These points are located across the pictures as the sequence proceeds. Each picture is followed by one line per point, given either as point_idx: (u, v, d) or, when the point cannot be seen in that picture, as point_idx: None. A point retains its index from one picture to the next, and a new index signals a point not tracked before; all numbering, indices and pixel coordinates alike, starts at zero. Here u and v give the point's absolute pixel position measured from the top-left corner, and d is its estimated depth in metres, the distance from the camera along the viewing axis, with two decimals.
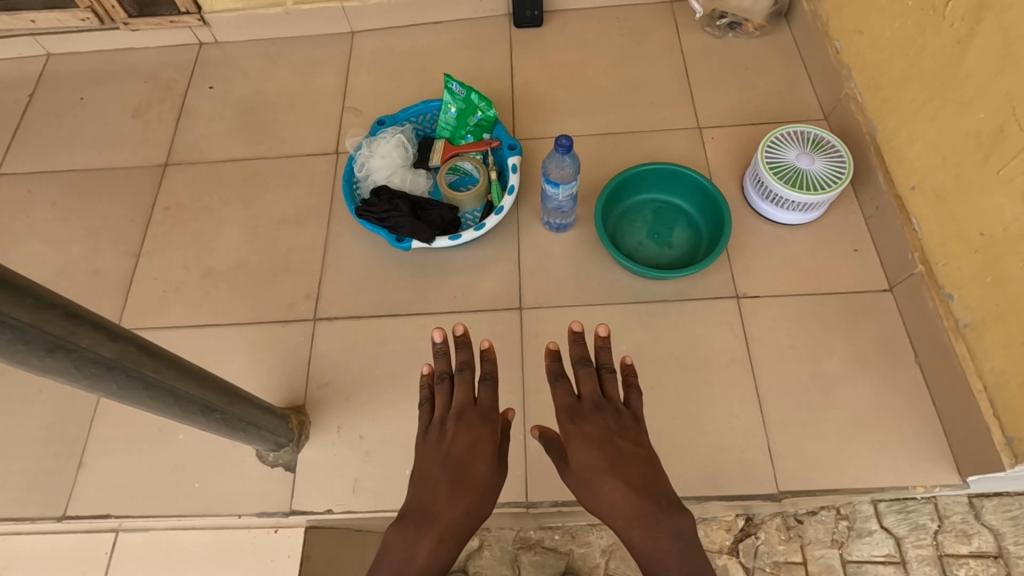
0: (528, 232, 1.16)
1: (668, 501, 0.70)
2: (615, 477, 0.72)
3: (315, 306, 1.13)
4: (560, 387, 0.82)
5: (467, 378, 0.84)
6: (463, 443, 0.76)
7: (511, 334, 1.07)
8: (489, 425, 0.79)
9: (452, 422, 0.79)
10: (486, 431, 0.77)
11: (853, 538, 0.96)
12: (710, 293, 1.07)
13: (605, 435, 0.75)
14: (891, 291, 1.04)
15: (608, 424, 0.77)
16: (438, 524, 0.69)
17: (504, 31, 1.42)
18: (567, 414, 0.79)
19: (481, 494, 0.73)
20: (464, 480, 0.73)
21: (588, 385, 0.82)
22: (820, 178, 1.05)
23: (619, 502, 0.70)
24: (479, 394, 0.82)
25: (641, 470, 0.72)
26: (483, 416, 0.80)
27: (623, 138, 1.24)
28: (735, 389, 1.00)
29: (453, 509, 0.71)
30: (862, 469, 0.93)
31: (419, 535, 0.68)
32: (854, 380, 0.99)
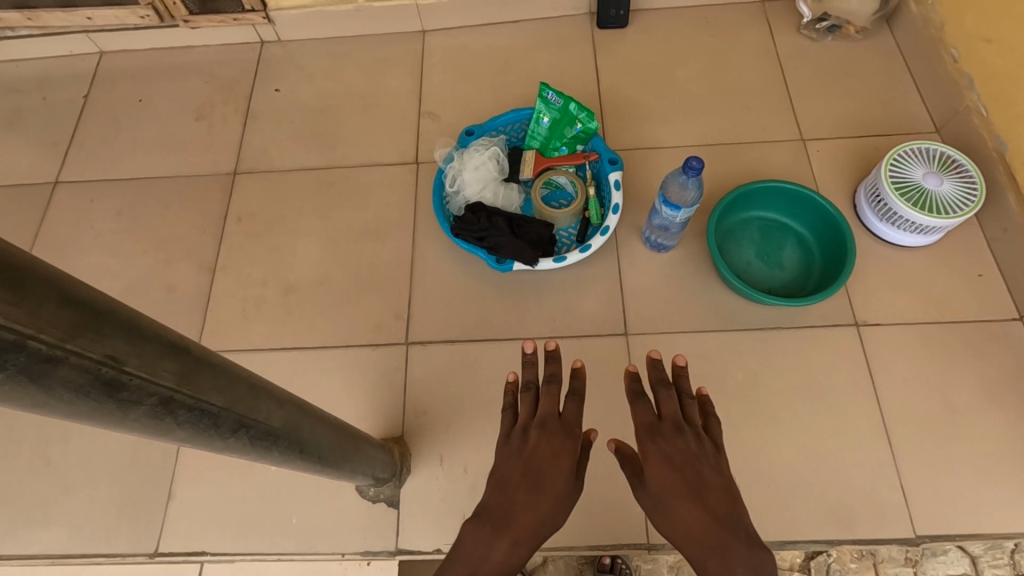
0: (628, 251, 1.09)
1: (748, 537, 0.59)
2: (696, 506, 0.61)
3: (405, 328, 1.07)
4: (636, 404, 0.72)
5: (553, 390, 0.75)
6: (544, 449, 0.67)
7: (617, 360, 1.02)
8: (570, 439, 0.69)
9: (536, 428, 0.69)
10: (570, 444, 0.68)
11: (927, 557, 0.91)
12: (828, 320, 1.01)
13: (685, 457, 0.64)
14: (1022, 318, 0.98)
15: (688, 446, 0.65)
16: (513, 527, 0.61)
17: (585, 31, 1.34)
18: (643, 431, 0.68)
19: (557, 508, 0.64)
20: (542, 489, 0.64)
21: (668, 403, 0.70)
22: (949, 200, 0.98)
23: (695, 535, 0.59)
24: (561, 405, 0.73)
25: (727, 505, 0.61)
26: (567, 429, 0.70)
27: (722, 150, 1.17)
28: (860, 423, 0.95)
29: (529, 514, 0.62)
30: (1002, 510, 0.88)
31: (494, 534, 0.61)
32: (988, 415, 0.94)
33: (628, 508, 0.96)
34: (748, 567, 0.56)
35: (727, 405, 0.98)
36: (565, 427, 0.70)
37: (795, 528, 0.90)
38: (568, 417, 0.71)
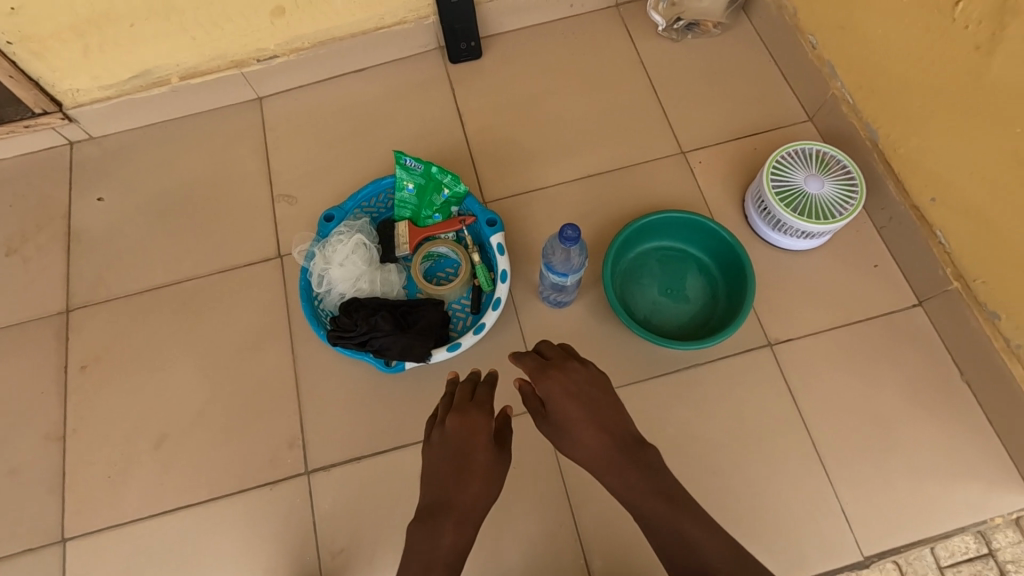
0: (528, 313, 1.01)
1: (637, 440, 0.67)
2: (595, 428, 0.66)
3: (302, 456, 0.95)
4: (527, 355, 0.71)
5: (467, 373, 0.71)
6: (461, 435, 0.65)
7: (540, 440, 0.94)
8: (486, 415, 0.67)
9: (449, 414, 0.67)
10: (488, 420, 0.66)
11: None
12: (742, 346, 0.97)
13: (582, 391, 0.68)
14: (922, 304, 0.98)
15: (582, 379, 0.68)
16: (454, 510, 0.62)
17: (438, 71, 1.22)
18: (534, 376, 0.69)
19: (490, 482, 0.65)
20: (471, 468, 0.64)
21: (551, 349, 0.72)
22: (832, 203, 0.96)
23: (603, 457, 0.65)
24: (466, 385, 0.71)
25: (618, 419, 0.67)
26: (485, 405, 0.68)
27: (604, 179, 1.10)
28: (792, 451, 0.92)
29: (465, 495, 0.63)
30: (938, 511, 0.88)
31: (437, 525, 0.62)
32: (908, 413, 0.93)
33: None
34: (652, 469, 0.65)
35: None
36: (477, 409, 0.67)
37: None
38: (477, 397, 0.68)
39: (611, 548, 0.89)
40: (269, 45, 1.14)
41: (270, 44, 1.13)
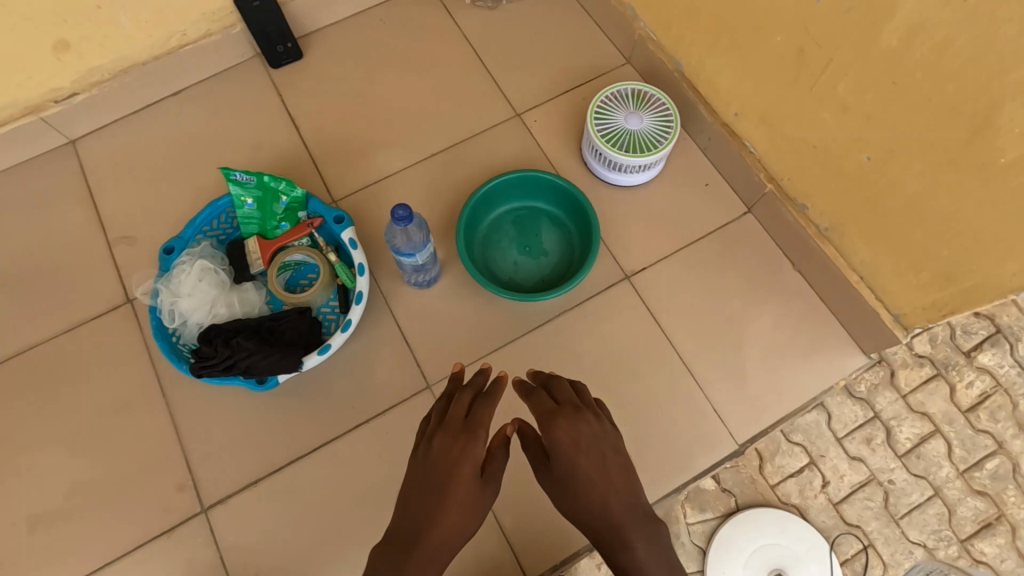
0: (399, 300, 1.02)
1: (645, 510, 0.59)
2: (602, 484, 0.59)
3: (196, 496, 0.92)
4: (538, 395, 0.65)
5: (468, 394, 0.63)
6: (450, 451, 0.57)
7: None
8: (479, 439, 0.58)
9: (439, 432, 0.59)
10: (479, 447, 0.58)
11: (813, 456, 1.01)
12: (603, 285, 1.03)
13: (593, 440, 0.61)
14: (751, 211, 1.07)
15: (593, 430, 0.61)
16: (427, 540, 0.53)
17: (260, 79, 1.19)
18: (542, 420, 0.62)
19: (473, 508, 0.56)
20: (452, 495, 0.55)
21: (563, 391, 0.66)
22: (653, 135, 1.03)
23: (603, 518, 0.58)
24: (466, 397, 0.63)
25: (627, 482, 0.60)
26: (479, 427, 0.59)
27: (448, 155, 1.12)
28: (663, 369, 0.99)
29: (444, 523, 0.54)
30: (792, 388, 0.98)
31: (408, 551, 0.53)
32: (756, 310, 1.02)
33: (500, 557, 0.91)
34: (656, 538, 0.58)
35: None
36: (474, 429, 0.58)
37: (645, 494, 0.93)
38: (476, 416, 0.60)
39: (518, 500, 0.93)
40: (64, 84, 1.05)
41: (65, 82, 1.05)
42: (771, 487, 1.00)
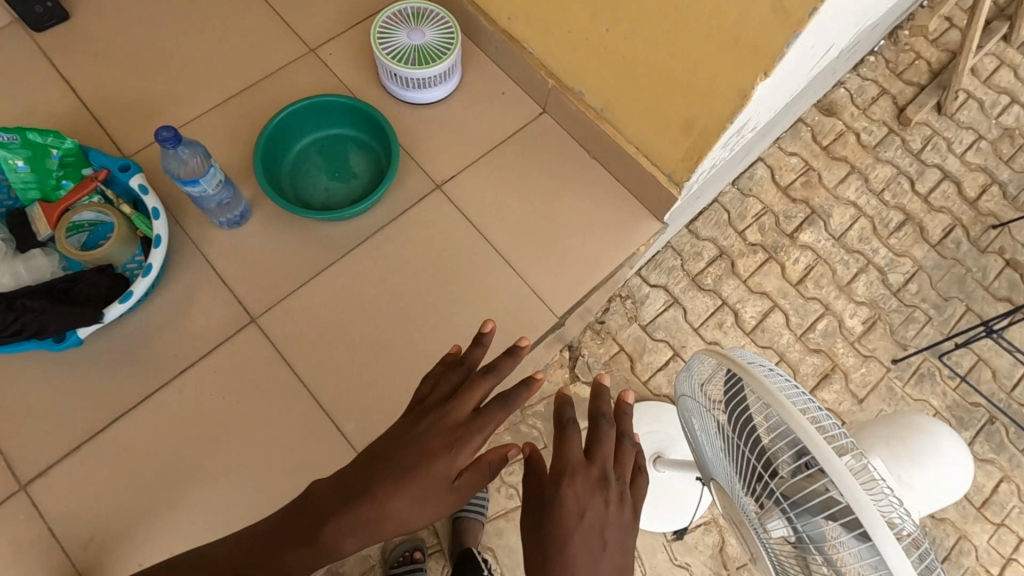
0: (211, 245, 1.01)
1: None
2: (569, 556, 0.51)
3: (13, 474, 0.88)
4: (568, 430, 0.58)
5: (485, 382, 0.61)
6: (434, 434, 0.58)
7: (264, 349, 0.97)
8: (461, 442, 0.57)
9: (434, 411, 0.60)
10: (457, 448, 0.57)
11: (633, 310, 1.65)
12: (416, 197, 1.07)
13: (591, 516, 0.53)
14: (546, 111, 1.15)
15: (595, 506, 0.54)
16: (365, 504, 0.56)
17: (23, 46, 1.11)
18: (558, 467, 0.55)
19: (425, 505, 0.55)
20: (412, 481, 0.56)
21: (601, 449, 0.58)
22: (438, 47, 1.08)
23: None
24: (481, 386, 0.61)
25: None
26: (471, 428, 0.57)
27: (244, 97, 1.11)
28: (482, 264, 1.05)
29: (387, 503, 0.55)
30: (602, 259, 1.07)
31: (348, 506, 0.56)
32: (560, 197, 1.10)
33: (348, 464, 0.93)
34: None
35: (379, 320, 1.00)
36: (468, 431, 0.57)
37: None
38: (479, 413, 0.58)
39: (359, 408, 0.96)
40: None
41: None
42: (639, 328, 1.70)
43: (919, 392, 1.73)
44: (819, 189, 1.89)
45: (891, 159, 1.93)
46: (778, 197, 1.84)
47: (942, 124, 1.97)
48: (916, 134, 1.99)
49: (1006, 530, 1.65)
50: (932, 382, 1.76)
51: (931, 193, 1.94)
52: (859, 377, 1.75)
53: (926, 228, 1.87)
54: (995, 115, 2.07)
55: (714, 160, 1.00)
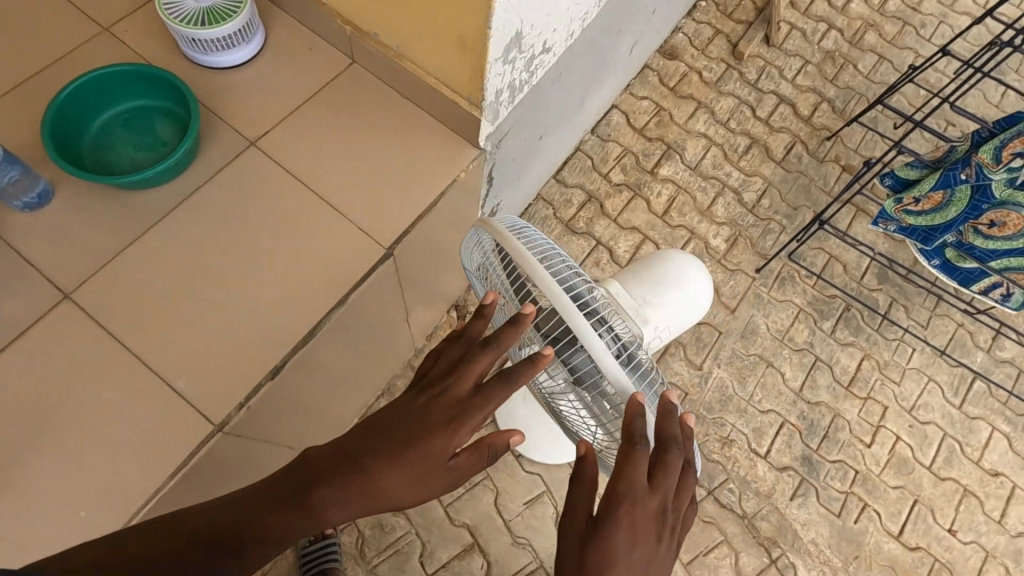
0: (16, 230, 1.01)
1: None
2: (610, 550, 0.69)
3: None
4: (636, 452, 0.73)
5: (484, 359, 0.78)
6: (438, 412, 0.77)
7: (82, 322, 0.96)
8: (462, 426, 0.75)
9: (441, 388, 0.78)
10: (456, 430, 0.75)
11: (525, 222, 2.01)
12: (229, 156, 1.09)
13: (641, 531, 0.70)
14: (355, 61, 1.19)
15: (642, 520, 0.70)
16: (369, 474, 0.75)
17: None
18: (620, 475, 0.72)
19: (419, 481, 0.75)
20: (414, 454, 0.75)
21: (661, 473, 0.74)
22: (228, 6, 1.12)
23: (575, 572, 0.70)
24: (484, 359, 0.78)
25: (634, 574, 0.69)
26: (468, 411, 0.76)
27: (38, 84, 1.10)
28: (303, 209, 1.07)
29: (389, 472, 0.75)
30: (424, 188, 1.11)
31: (352, 468, 0.76)
32: (378, 137, 1.13)
33: (182, 417, 0.92)
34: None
35: (201, 276, 1.01)
36: (468, 415, 0.76)
37: (312, 314, 1.00)
38: (477, 396, 0.76)
39: (188, 362, 0.95)
40: None
41: None
42: None
43: (783, 293, 2.01)
44: (671, 127, 2.23)
45: (732, 92, 2.32)
46: (635, 139, 2.19)
47: (771, 55, 2.41)
48: (752, 67, 2.38)
49: (869, 401, 1.90)
50: (794, 283, 2.03)
51: (769, 117, 2.29)
52: (729, 290, 2.01)
53: (771, 147, 2.24)
54: (813, 45, 2.44)
55: (514, 67, 1.06)
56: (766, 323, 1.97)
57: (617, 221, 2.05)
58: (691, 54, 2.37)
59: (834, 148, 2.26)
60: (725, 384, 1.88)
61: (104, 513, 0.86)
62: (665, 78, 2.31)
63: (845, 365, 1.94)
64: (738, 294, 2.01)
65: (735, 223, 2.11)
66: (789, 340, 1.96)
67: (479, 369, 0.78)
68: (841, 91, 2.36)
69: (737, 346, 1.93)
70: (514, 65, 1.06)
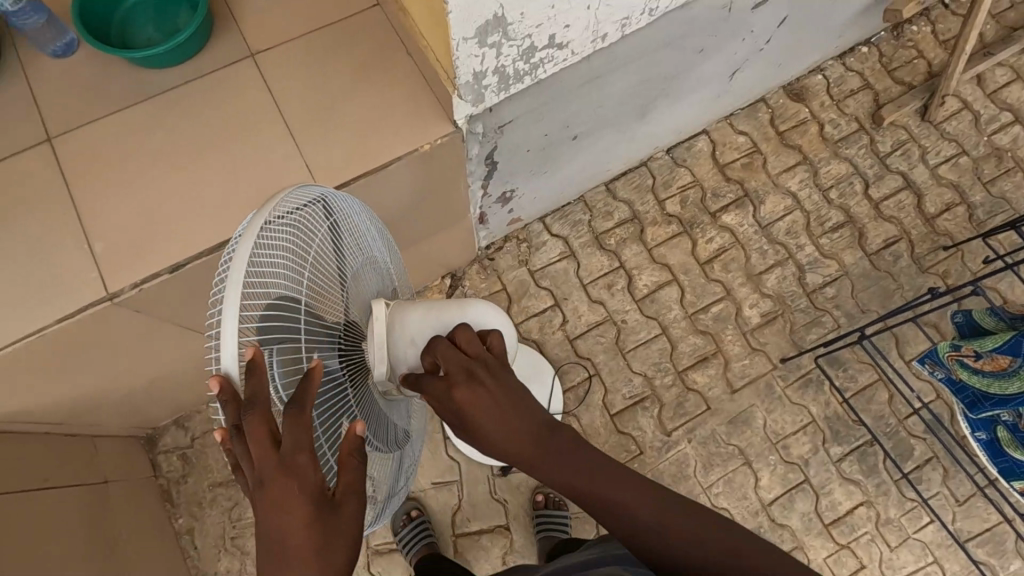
0: (38, 71, 1.15)
1: (532, 433, 0.76)
2: (489, 424, 0.76)
3: None
4: (429, 381, 0.79)
5: (263, 414, 0.61)
6: (279, 497, 0.59)
7: (49, 164, 1.07)
8: (305, 473, 0.61)
9: (264, 475, 0.60)
10: (302, 483, 0.60)
11: (553, 219, 1.91)
12: (228, 60, 1.15)
13: (481, 397, 0.76)
14: (379, 5, 1.18)
15: (475, 391, 0.76)
16: None
17: None
18: (441, 394, 0.77)
19: (326, 556, 0.59)
20: (300, 544, 0.59)
21: (448, 360, 0.79)
22: None
23: (508, 455, 0.77)
24: (265, 410, 0.61)
25: (514, 417, 0.76)
26: (297, 459, 0.61)
27: None
28: (267, 130, 1.10)
29: None
30: (382, 148, 1.09)
31: None
32: (362, 85, 1.13)
33: (86, 276, 1.01)
34: (551, 457, 0.76)
35: (155, 159, 1.08)
36: (294, 461, 0.60)
37: (229, 228, 1.04)
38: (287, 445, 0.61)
39: (111, 230, 1.04)
40: None
41: None
42: (533, 267, 1.86)
43: (800, 396, 1.76)
44: (759, 174, 1.98)
45: (850, 158, 1.99)
46: (711, 173, 1.97)
47: (921, 131, 2.02)
48: (889, 137, 2.01)
49: (845, 551, 1.63)
50: (817, 390, 1.76)
51: (882, 200, 1.95)
52: (739, 368, 1.78)
53: (867, 235, 1.91)
54: (980, 135, 2.00)
55: (500, 52, 0.99)
56: (764, 419, 1.74)
57: (650, 252, 1.89)
58: (821, 101, 2.05)
59: (947, 260, 1.88)
60: (686, 461, 1.70)
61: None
62: (777, 119, 2.03)
63: (834, 501, 1.67)
64: (747, 376, 1.78)
65: (781, 300, 1.85)
66: (782, 447, 1.72)
67: (267, 422, 0.60)
68: (989, 198, 1.93)
69: (718, 429, 1.73)
70: (499, 50, 0.99)
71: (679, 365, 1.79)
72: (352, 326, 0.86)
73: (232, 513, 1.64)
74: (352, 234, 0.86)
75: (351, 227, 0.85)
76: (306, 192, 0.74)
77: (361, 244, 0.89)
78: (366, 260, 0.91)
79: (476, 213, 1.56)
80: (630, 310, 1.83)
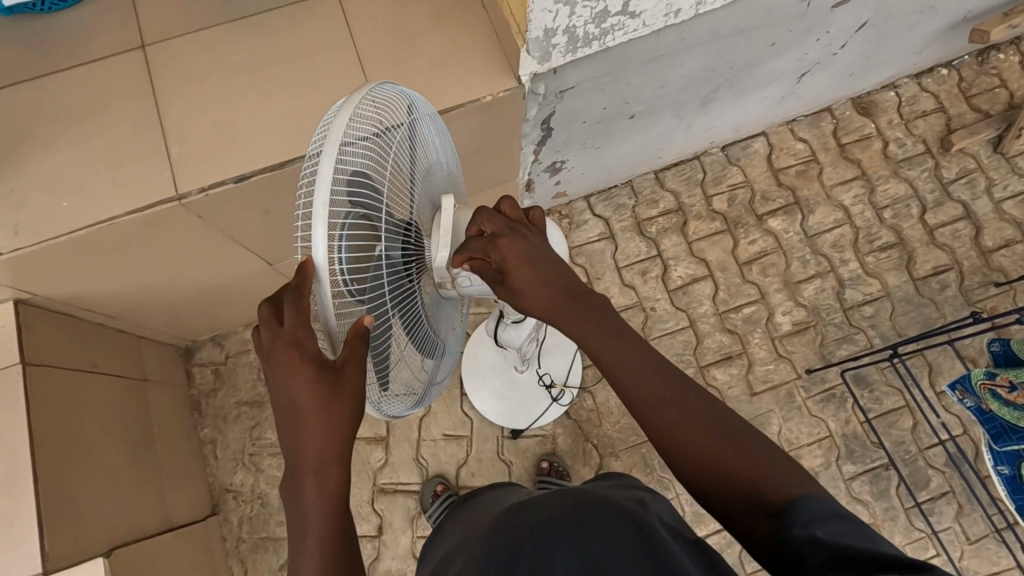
0: None
1: (569, 290, 0.79)
2: (531, 276, 0.77)
3: None
4: (473, 239, 0.80)
5: (289, 298, 0.66)
6: (288, 369, 0.65)
7: (139, 69, 1.15)
8: (312, 352, 0.65)
9: (280, 348, 0.65)
10: (309, 361, 0.65)
11: (598, 199, 1.92)
12: None
13: (523, 251, 0.78)
14: None
15: (518, 245, 0.78)
16: (305, 466, 0.66)
17: None
18: (484, 249, 0.79)
19: (327, 425, 0.65)
20: (306, 411, 0.65)
21: (492, 221, 0.81)
22: None
23: (547, 309, 0.78)
24: (290, 296, 0.66)
25: (554, 272, 0.79)
26: (307, 340, 0.65)
27: None
28: (340, 62, 1.16)
29: (309, 446, 0.66)
30: (445, 93, 1.14)
31: (294, 482, 0.67)
32: (435, 32, 1.18)
33: (159, 175, 1.09)
34: (582, 312, 0.78)
35: (234, 76, 1.15)
36: (303, 342, 0.65)
37: (293, 148, 1.10)
38: (300, 328, 0.65)
39: (186, 136, 1.11)
40: None
41: None
42: (571, 242, 1.88)
43: (820, 410, 1.74)
44: (814, 183, 1.94)
45: (910, 180, 1.94)
46: (763, 176, 1.95)
47: (990, 162, 1.95)
48: (956, 164, 1.95)
49: None
50: (839, 406, 1.74)
51: (938, 227, 1.89)
52: (762, 372, 1.77)
53: (916, 260, 1.86)
54: None
55: (574, 11, 1.01)
56: (779, 426, 1.73)
57: (689, 245, 1.88)
58: (889, 119, 2.00)
59: (997, 296, 1.82)
60: None
61: (76, 211, 1.07)
62: (840, 131, 1.99)
63: None
64: (769, 382, 1.76)
65: (815, 311, 1.82)
66: (793, 456, 1.70)
67: (290, 305, 0.65)
68: None
69: None
70: (573, 9, 1.01)
71: (702, 359, 1.79)
72: (416, 226, 0.85)
73: (253, 430, 1.72)
74: (405, 126, 0.80)
75: (405, 120, 0.80)
76: (385, 87, 0.75)
77: (421, 141, 0.86)
78: (423, 150, 0.87)
79: (524, 178, 1.59)
80: (661, 299, 1.84)
